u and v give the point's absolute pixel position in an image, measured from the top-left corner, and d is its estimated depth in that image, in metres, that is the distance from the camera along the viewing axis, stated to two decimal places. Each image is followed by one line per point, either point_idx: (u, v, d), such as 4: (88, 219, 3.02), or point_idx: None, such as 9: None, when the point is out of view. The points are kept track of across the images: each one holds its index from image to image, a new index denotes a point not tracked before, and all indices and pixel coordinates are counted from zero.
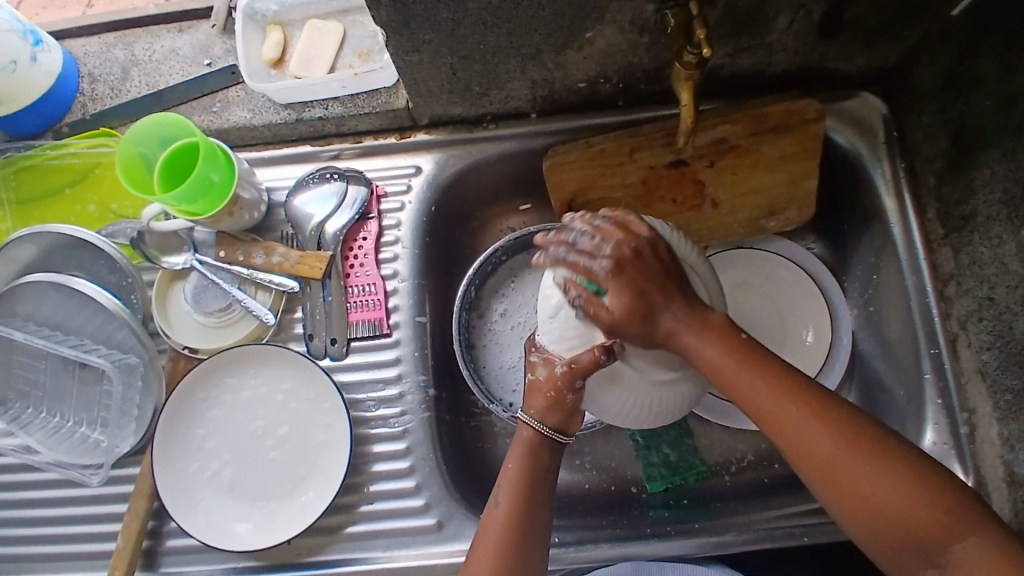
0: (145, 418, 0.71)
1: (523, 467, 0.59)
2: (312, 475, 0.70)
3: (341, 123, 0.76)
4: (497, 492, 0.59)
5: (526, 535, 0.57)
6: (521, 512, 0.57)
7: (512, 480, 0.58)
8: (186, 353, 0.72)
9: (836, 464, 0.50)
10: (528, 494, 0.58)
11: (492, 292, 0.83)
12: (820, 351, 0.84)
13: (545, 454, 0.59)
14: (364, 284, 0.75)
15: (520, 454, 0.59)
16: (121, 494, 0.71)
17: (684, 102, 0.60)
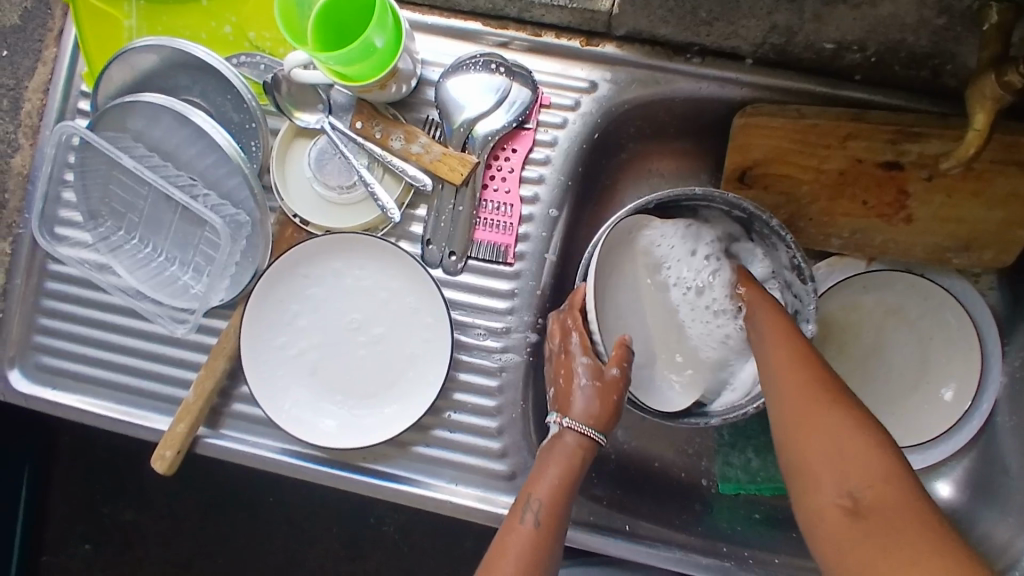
0: (242, 278, 0.67)
1: (562, 471, 0.58)
2: (397, 386, 0.66)
3: (525, 8, 0.64)
4: (528, 492, 0.57)
5: (553, 547, 0.55)
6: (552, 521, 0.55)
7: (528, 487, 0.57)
8: (296, 222, 0.66)
9: (808, 410, 0.51)
10: (562, 497, 0.57)
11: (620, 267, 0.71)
12: (949, 410, 0.76)
13: (578, 458, 0.59)
14: (499, 202, 0.67)
15: (561, 460, 0.58)
16: (203, 343, 0.69)
17: (975, 124, 0.52)
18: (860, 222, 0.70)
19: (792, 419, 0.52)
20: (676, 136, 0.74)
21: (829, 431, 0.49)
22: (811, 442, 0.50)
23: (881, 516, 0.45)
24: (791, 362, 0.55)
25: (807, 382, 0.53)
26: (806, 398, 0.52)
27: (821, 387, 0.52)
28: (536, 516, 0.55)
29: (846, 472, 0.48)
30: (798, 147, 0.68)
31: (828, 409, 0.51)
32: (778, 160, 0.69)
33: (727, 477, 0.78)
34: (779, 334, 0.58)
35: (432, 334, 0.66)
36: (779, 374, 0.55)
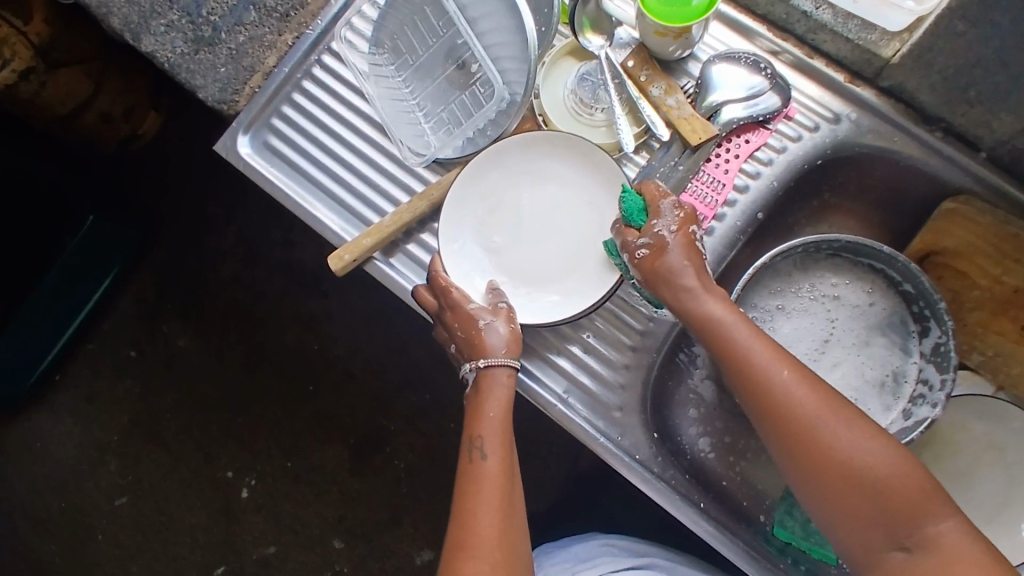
0: (472, 145, 0.74)
1: (502, 414, 0.67)
2: (560, 288, 0.72)
3: (814, 30, 0.72)
4: (482, 441, 0.66)
5: (508, 480, 0.65)
6: (502, 453, 0.66)
7: (483, 426, 0.66)
8: (537, 120, 0.75)
9: (819, 436, 0.59)
10: (504, 441, 0.66)
11: (778, 282, 0.81)
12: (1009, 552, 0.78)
13: (501, 380, 0.68)
14: (716, 178, 0.73)
15: (503, 396, 0.67)
16: (409, 186, 0.76)
17: None
18: (1011, 345, 0.75)
19: (802, 444, 0.59)
20: (877, 202, 0.79)
21: (841, 446, 0.58)
22: (835, 467, 0.58)
23: (870, 490, 0.57)
24: (787, 389, 0.61)
25: (807, 401, 0.60)
26: (796, 427, 0.60)
27: (820, 405, 0.60)
28: (481, 456, 0.65)
29: (860, 478, 0.57)
30: (990, 251, 0.73)
31: (831, 424, 0.59)
32: (963, 256, 0.75)
33: (784, 523, 0.77)
34: (766, 359, 0.62)
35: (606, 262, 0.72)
36: (777, 397, 0.61)
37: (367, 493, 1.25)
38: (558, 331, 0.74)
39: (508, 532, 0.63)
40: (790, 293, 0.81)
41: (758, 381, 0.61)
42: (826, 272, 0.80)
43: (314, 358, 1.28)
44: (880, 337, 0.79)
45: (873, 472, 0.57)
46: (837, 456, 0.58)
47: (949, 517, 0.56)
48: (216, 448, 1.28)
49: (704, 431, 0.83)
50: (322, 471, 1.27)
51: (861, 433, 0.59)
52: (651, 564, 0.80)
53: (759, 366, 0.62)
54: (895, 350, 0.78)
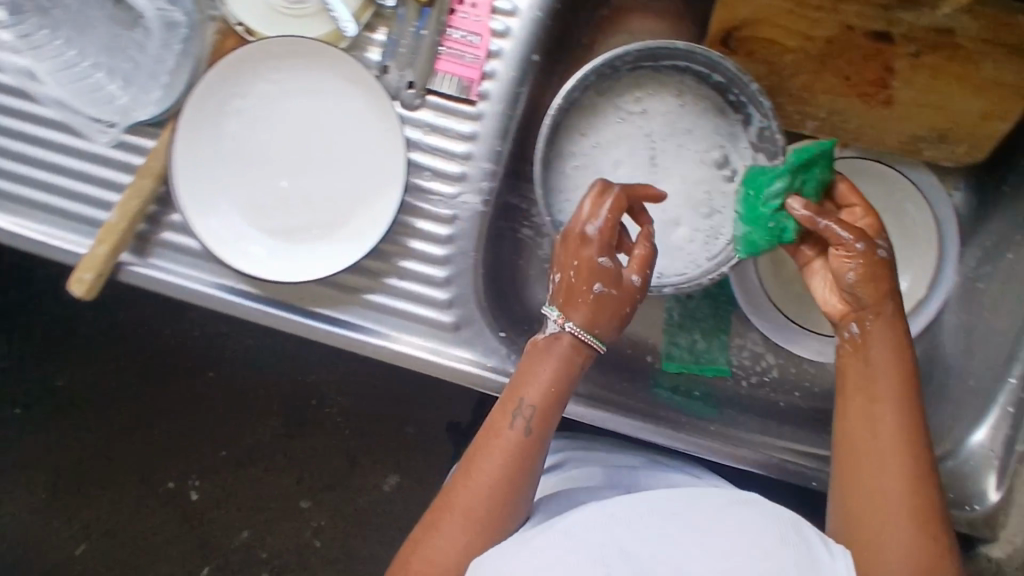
0: (175, 92, 0.60)
1: (547, 386, 0.55)
2: (345, 222, 0.60)
3: None
4: (522, 405, 0.55)
5: (537, 457, 0.55)
6: (542, 429, 0.55)
7: (526, 382, 0.55)
8: (239, 31, 0.60)
9: (869, 441, 0.54)
10: (544, 414, 0.55)
11: (587, 114, 0.71)
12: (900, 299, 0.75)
13: (579, 360, 0.56)
14: (468, 31, 0.61)
15: (557, 365, 0.55)
16: (128, 166, 0.62)
17: None
18: (840, 99, 0.69)
19: (850, 451, 0.55)
20: None
21: (889, 468, 0.53)
22: (858, 471, 0.54)
23: (911, 514, 0.52)
24: (860, 388, 0.56)
25: (886, 431, 0.54)
26: (886, 438, 0.54)
27: (902, 437, 0.54)
28: (523, 426, 0.55)
29: (883, 498, 0.52)
30: (792, 8, 0.65)
31: (895, 451, 0.53)
32: (769, 22, 0.66)
33: (672, 356, 0.78)
34: (885, 369, 0.56)
35: (385, 171, 0.60)
36: (853, 412, 0.56)
37: (314, 447, 1.07)
38: (363, 268, 0.64)
39: (495, 509, 0.53)
40: (603, 122, 0.72)
41: (852, 388, 0.57)
42: (634, 85, 0.71)
43: (198, 343, 1.08)
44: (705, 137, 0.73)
45: (914, 488, 0.53)
46: (863, 469, 0.54)
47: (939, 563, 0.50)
48: (116, 476, 1.08)
49: None
50: (257, 445, 1.08)
51: (921, 465, 0.53)
52: (568, 458, 0.71)
53: (860, 374, 0.57)
54: (723, 143, 0.72)
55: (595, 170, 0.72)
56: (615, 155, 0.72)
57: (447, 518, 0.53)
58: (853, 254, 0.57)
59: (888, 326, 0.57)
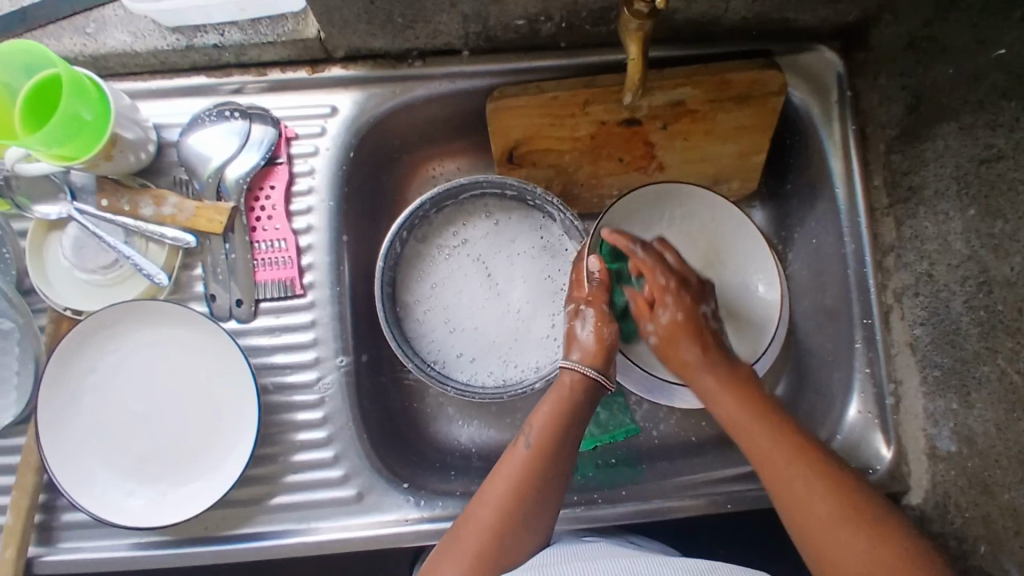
0: (26, 389, 0.65)
1: (559, 407, 0.62)
2: (214, 445, 0.64)
3: (241, 52, 0.66)
4: (528, 427, 0.61)
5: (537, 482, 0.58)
6: (549, 440, 0.60)
7: (550, 418, 0.61)
8: (68, 314, 0.64)
9: (813, 509, 0.54)
10: (560, 428, 0.61)
11: (417, 260, 0.78)
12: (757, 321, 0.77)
13: (581, 400, 0.63)
14: (272, 239, 0.68)
15: (558, 398, 0.63)
16: (9, 466, 0.67)
17: (632, 54, 0.57)
18: (621, 177, 0.76)
19: (804, 525, 0.54)
20: (444, 138, 0.77)
21: (801, 490, 0.55)
22: (818, 544, 0.53)
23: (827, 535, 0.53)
24: (789, 475, 0.56)
25: (814, 495, 0.55)
26: (777, 473, 0.57)
27: (827, 496, 0.54)
28: (529, 441, 0.60)
29: (815, 528, 0.54)
30: (548, 121, 0.71)
31: (794, 479, 0.56)
32: (538, 136, 0.72)
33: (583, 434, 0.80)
34: (783, 456, 0.57)
35: (234, 387, 0.64)
36: (788, 490, 0.56)
37: None
38: (253, 475, 0.67)
39: (505, 531, 0.56)
40: (434, 262, 0.78)
41: (761, 461, 0.58)
42: (451, 220, 0.78)
43: None
44: (530, 239, 0.79)
45: (826, 505, 0.54)
46: (820, 543, 0.53)
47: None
48: None
49: (472, 420, 0.79)
50: None
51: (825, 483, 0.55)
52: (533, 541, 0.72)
53: (760, 452, 0.59)
54: (547, 239, 0.78)
55: (441, 306, 0.77)
56: (456, 285, 0.78)
57: (446, 545, 0.56)
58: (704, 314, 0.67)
59: (731, 387, 0.63)
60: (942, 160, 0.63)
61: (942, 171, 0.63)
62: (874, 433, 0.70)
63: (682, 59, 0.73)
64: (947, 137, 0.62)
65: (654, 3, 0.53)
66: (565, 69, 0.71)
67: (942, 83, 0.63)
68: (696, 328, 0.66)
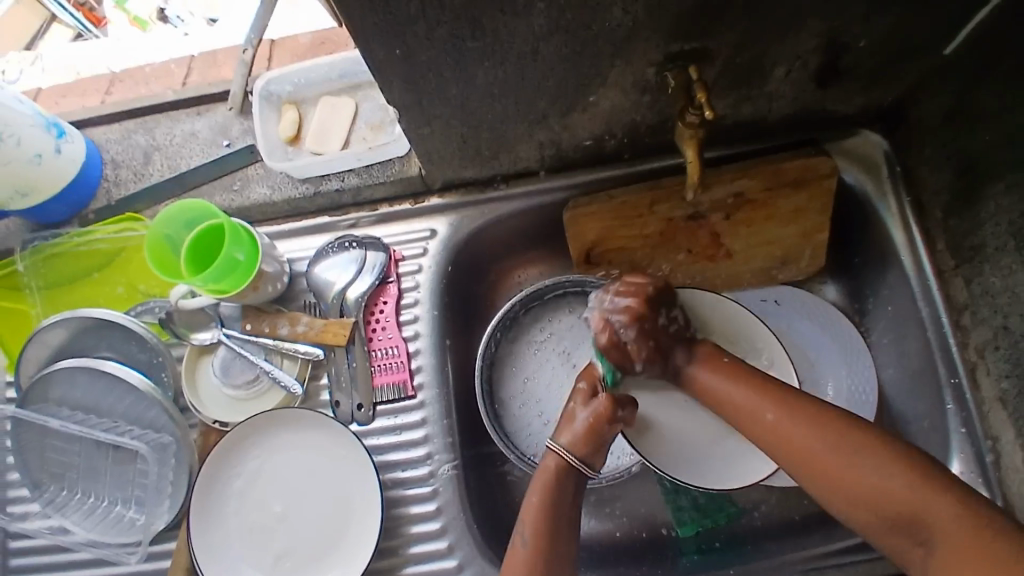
0: (178, 496, 0.73)
1: (547, 496, 0.62)
2: (345, 538, 0.70)
3: (357, 193, 0.78)
4: (521, 529, 0.61)
5: (551, 574, 0.59)
6: (542, 540, 0.60)
7: (544, 509, 0.61)
8: (216, 426, 0.75)
9: (816, 463, 0.55)
10: (551, 523, 0.61)
11: (510, 359, 0.85)
12: (846, 398, 0.80)
13: (567, 483, 0.64)
14: (387, 347, 0.77)
15: (543, 487, 0.63)
16: (158, 571, 0.73)
17: (690, 157, 0.66)
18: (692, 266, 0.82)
19: (817, 478, 0.55)
20: (526, 248, 0.86)
21: (855, 472, 0.53)
22: (854, 500, 0.54)
23: (869, 507, 0.53)
24: (758, 414, 0.60)
25: (810, 444, 0.56)
26: (811, 456, 0.56)
27: (816, 439, 0.56)
28: (527, 543, 0.60)
29: (874, 499, 0.52)
30: (620, 222, 0.79)
31: (834, 457, 0.55)
32: (611, 237, 0.80)
33: (685, 520, 0.80)
34: (766, 416, 0.59)
35: (362, 482, 0.72)
36: (780, 442, 0.58)
37: None
38: (375, 568, 0.72)
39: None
40: (526, 359, 0.85)
41: (749, 427, 0.61)
42: (537, 320, 0.86)
43: None
44: None
45: (874, 475, 0.53)
46: (873, 506, 0.53)
47: (948, 492, 0.50)
48: None
49: None
50: None
51: (884, 458, 0.53)
52: None
53: (750, 415, 0.61)
54: None
55: (536, 399, 0.83)
56: (550, 380, 0.84)
57: None
58: (660, 321, 0.66)
59: (712, 366, 0.65)
60: (997, 218, 0.68)
61: (998, 229, 0.68)
62: (982, 494, 0.70)
63: (734, 156, 0.81)
64: (998, 197, 0.68)
65: (704, 115, 0.63)
66: (630, 177, 0.81)
67: (983, 149, 0.69)
68: (660, 333, 0.66)
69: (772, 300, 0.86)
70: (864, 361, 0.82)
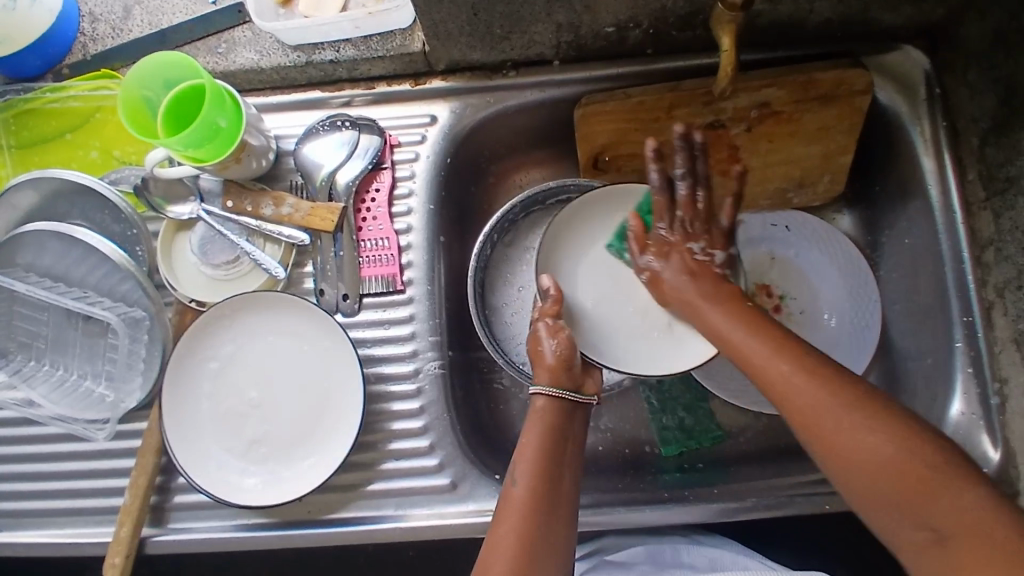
0: (150, 374, 0.70)
1: (543, 437, 0.60)
2: (324, 429, 0.68)
3: (353, 67, 0.72)
4: (514, 469, 0.58)
5: (546, 510, 0.56)
6: (538, 480, 0.57)
7: (534, 452, 0.58)
8: (193, 306, 0.70)
9: (823, 425, 0.52)
10: (547, 464, 0.58)
11: (501, 264, 0.81)
12: (846, 332, 0.78)
13: (564, 423, 0.61)
14: (376, 238, 0.73)
15: (537, 428, 0.60)
16: (129, 449, 0.71)
17: (725, 46, 0.60)
18: (705, 182, 0.77)
19: (821, 438, 0.52)
20: (530, 148, 0.80)
21: (862, 442, 0.50)
22: (851, 466, 0.50)
23: (905, 485, 0.48)
24: (788, 387, 0.54)
25: (815, 402, 0.53)
26: (827, 417, 0.52)
27: (837, 402, 0.52)
28: (519, 482, 0.57)
29: (872, 469, 0.50)
30: (634, 125, 0.73)
31: (846, 420, 0.51)
32: (623, 141, 0.74)
33: (668, 440, 0.79)
34: (779, 373, 0.55)
35: (343, 374, 0.69)
36: (793, 405, 0.54)
37: None
38: (351, 461, 0.70)
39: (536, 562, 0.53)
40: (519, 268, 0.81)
41: (766, 381, 0.56)
42: (534, 225, 0.81)
43: None
44: None
45: (935, 495, 0.48)
46: (884, 475, 0.49)
47: (974, 488, 0.47)
48: None
49: None
50: None
51: (895, 435, 0.50)
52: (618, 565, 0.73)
53: (761, 368, 0.56)
54: None
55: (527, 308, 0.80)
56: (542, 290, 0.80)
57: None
58: (693, 254, 0.65)
59: (727, 305, 0.61)
60: None
61: None
62: (979, 434, 0.68)
63: (764, 61, 0.74)
64: None
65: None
66: (650, 76, 0.74)
67: None
68: (704, 269, 0.64)
69: (783, 225, 0.81)
70: (870, 295, 0.78)
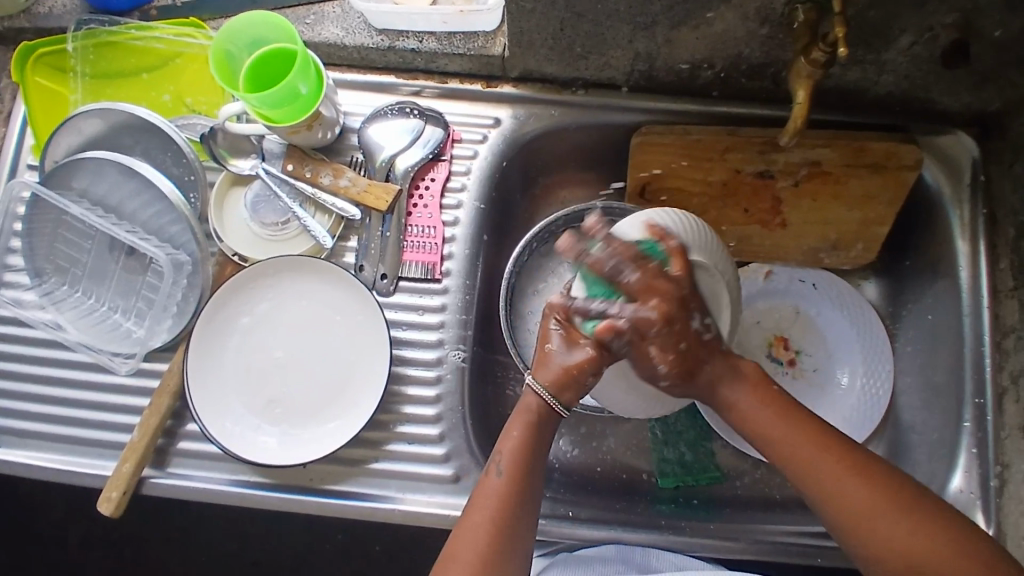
0: (182, 318, 0.71)
1: (523, 437, 0.58)
2: (344, 401, 0.69)
3: (431, 59, 0.75)
4: (496, 456, 0.58)
5: (519, 506, 0.56)
6: (514, 477, 0.57)
7: (517, 450, 0.58)
8: (235, 260, 0.72)
9: (874, 528, 0.52)
10: (528, 464, 0.57)
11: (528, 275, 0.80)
12: (856, 397, 0.80)
13: (544, 423, 0.59)
14: (424, 226, 0.74)
15: (523, 424, 0.58)
16: (145, 388, 0.71)
17: (799, 99, 0.63)
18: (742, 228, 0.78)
19: (844, 516, 0.53)
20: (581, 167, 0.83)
21: (887, 530, 0.52)
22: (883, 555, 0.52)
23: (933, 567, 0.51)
24: (824, 486, 0.54)
25: (896, 533, 0.52)
26: (864, 496, 0.53)
27: (876, 494, 0.53)
28: (501, 473, 0.57)
29: (899, 539, 0.52)
30: (687, 161, 0.75)
31: (877, 508, 0.53)
32: (673, 175, 0.76)
33: (666, 472, 0.81)
34: (822, 466, 0.55)
35: (372, 350, 0.70)
36: (827, 491, 0.54)
37: None
38: (359, 437, 0.70)
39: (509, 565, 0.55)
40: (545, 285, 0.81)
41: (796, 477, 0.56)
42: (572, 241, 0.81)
43: None
44: None
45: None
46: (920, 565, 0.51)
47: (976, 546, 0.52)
48: None
49: (560, 433, 0.83)
50: None
51: (919, 523, 0.52)
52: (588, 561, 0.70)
53: (787, 441, 0.56)
54: None
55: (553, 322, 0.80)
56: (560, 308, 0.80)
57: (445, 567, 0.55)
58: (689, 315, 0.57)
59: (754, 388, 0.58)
60: None
61: None
62: (975, 513, 0.71)
63: (822, 123, 0.77)
64: None
65: (832, 55, 0.59)
66: (710, 117, 0.77)
67: None
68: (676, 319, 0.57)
69: (810, 283, 0.83)
70: (885, 364, 0.80)
